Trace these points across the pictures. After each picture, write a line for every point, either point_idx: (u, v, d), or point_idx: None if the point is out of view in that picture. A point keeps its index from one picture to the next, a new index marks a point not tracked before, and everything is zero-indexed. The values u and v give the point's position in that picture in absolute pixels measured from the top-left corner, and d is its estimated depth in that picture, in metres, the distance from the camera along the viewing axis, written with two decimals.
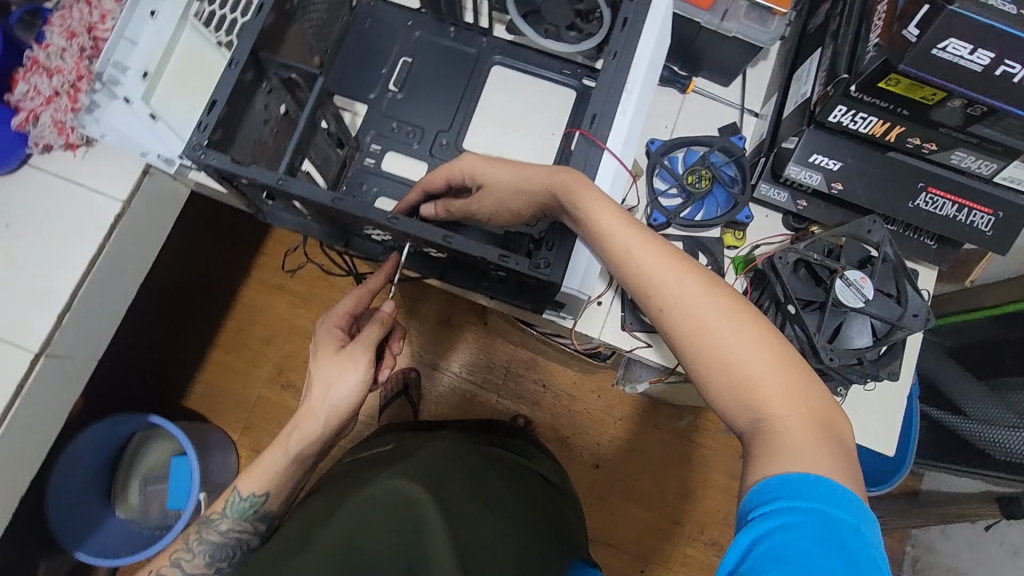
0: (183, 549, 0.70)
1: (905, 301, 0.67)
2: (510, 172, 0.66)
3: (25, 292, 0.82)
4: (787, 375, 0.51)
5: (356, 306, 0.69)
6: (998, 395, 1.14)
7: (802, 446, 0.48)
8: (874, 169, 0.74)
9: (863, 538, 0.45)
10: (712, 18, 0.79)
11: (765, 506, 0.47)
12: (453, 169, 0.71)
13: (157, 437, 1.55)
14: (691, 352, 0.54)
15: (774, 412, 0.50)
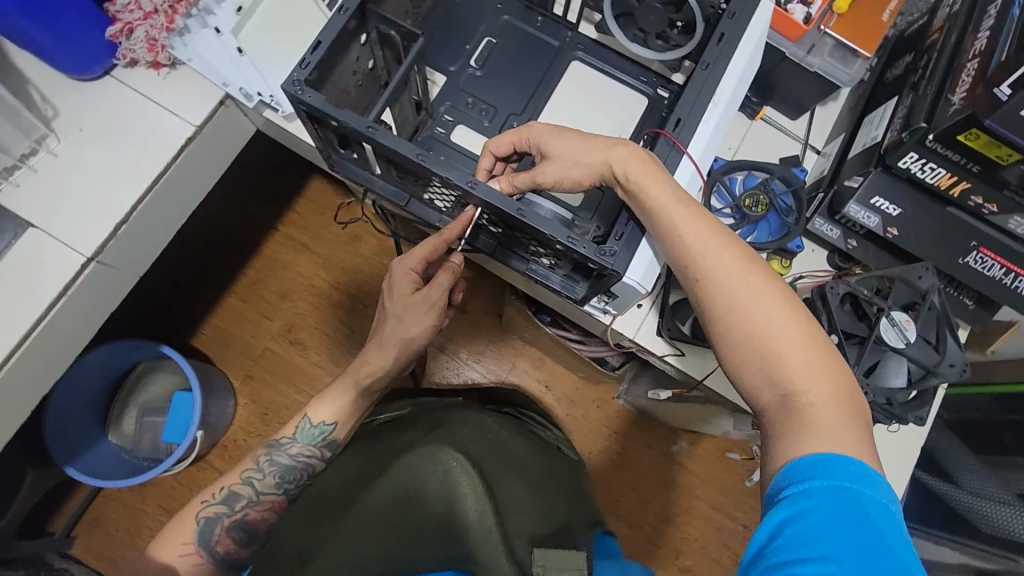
0: (254, 468, 0.83)
1: (944, 350, 0.69)
2: (580, 144, 0.66)
3: (87, 197, 0.84)
4: (814, 358, 0.59)
5: (431, 254, 0.76)
6: (993, 471, 1.15)
7: (825, 423, 0.56)
8: (932, 221, 0.76)
9: (883, 506, 0.52)
10: (798, 51, 0.82)
11: (796, 484, 0.54)
12: (520, 135, 0.69)
13: (161, 371, 1.55)
14: (730, 332, 0.61)
15: (800, 389, 0.58)
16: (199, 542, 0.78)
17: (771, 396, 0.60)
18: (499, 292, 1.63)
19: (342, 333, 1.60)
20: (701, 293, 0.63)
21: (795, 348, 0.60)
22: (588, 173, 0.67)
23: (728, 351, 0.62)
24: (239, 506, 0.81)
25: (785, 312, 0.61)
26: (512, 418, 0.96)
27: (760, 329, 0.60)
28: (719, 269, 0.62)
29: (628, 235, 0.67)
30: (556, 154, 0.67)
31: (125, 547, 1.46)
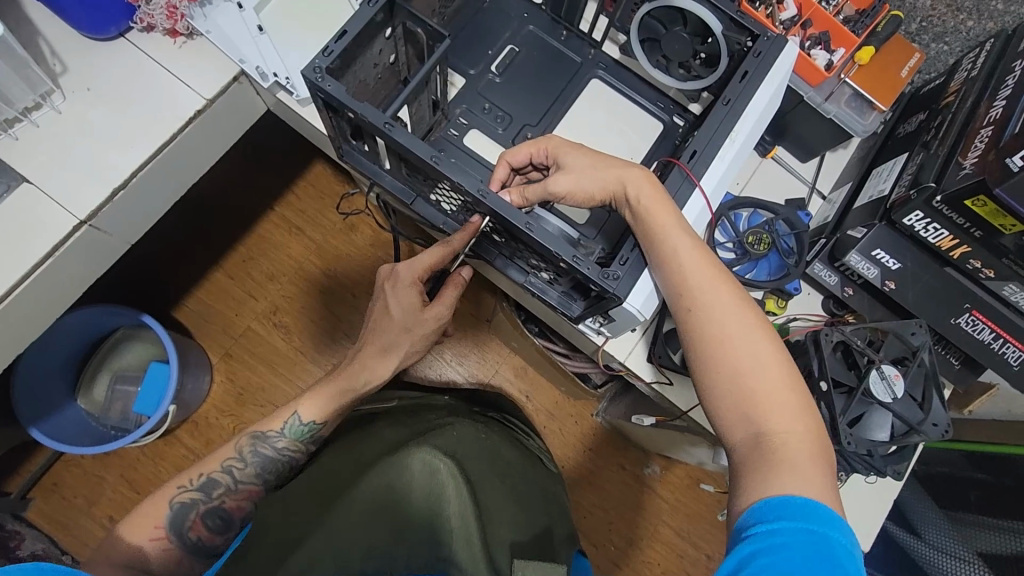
0: (235, 457, 0.81)
1: (929, 408, 0.70)
2: (594, 161, 0.65)
3: (88, 157, 0.82)
4: (791, 399, 0.60)
5: (437, 262, 0.75)
6: (954, 527, 1.17)
7: (795, 465, 0.57)
8: (929, 279, 0.77)
9: (847, 549, 0.52)
10: (817, 96, 0.82)
11: (763, 522, 0.54)
12: (539, 145, 0.67)
13: (138, 340, 1.52)
14: (712, 363, 0.62)
15: (775, 430, 0.59)
16: (171, 527, 0.76)
17: (743, 432, 0.60)
18: (490, 298, 1.62)
19: (328, 320, 1.58)
20: (688, 321, 0.64)
21: (774, 386, 0.61)
22: (601, 187, 0.66)
23: (707, 381, 0.63)
24: (217, 494, 0.80)
25: (767, 350, 0.62)
26: (496, 424, 0.97)
27: (742, 364, 0.61)
28: (710, 302, 0.63)
29: (634, 260, 0.66)
30: (569, 166, 0.66)
31: (80, 514, 1.43)
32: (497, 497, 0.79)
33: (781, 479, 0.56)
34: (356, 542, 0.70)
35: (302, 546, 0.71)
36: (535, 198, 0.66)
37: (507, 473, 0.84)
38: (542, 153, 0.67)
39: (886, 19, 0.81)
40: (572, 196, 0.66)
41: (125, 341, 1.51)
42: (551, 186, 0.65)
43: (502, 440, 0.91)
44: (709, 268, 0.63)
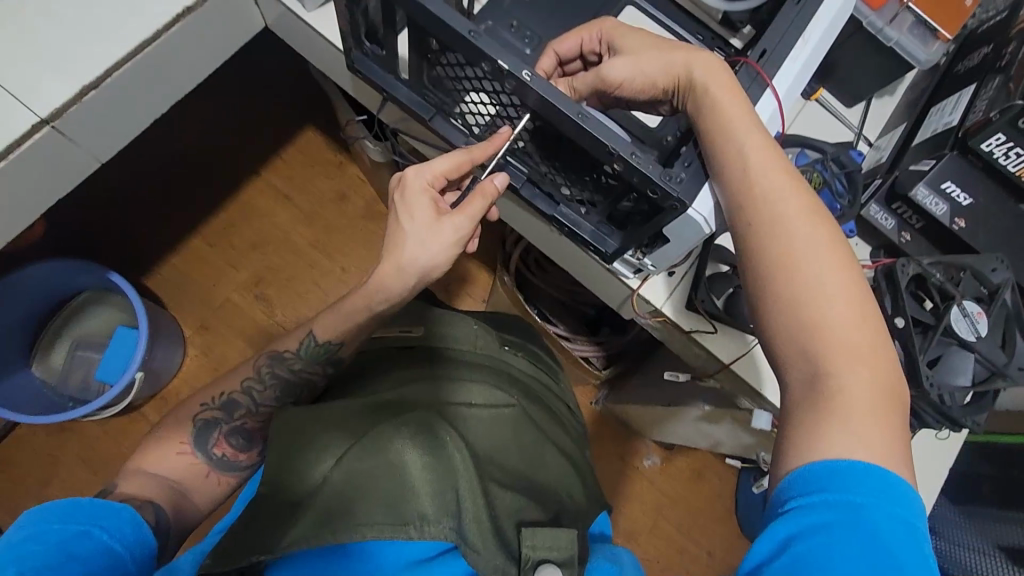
0: (254, 378, 0.76)
1: (1013, 351, 0.63)
2: (662, 50, 0.58)
3: (52, 50, 0.70)
4: (862, 339, 0.50)
5: (452, 171, 0.64)
6: (972, 522, 1.12)
7: (854, 416, 0.48)
8: (1002, 219, 0.70)
9: (903, 527, 0.44)
10: (877, 21, 0.75)
11: (804, 497, 0.46)
12: (589, 30, 0.62)
13: (104, 304, 1.38)
14: (769, 286, 0.53)
15: (834, 372, 0.49)
16: (196, 445, 0.72)
17: (798, 371, 0.51)
18: (488, 275, 1.52)
19: (312, 291, 1.46)
20: (748, 237, 0.55)
21: (843, 322, 0.50)
22: (665, 69, 0.58)
23: (760, 307, 0.54)
24: (239, 414, 0.75)
25: (841, 279, 0.52)
26: (529, 366, 0.87)
27: (806, 290, 0.51)
28: (782, 215, 0.54)
29: (696, 165, 0.59)
30: (627, 51, 0.59)
31: (26, 497, 1.27)
32: (513, 461, 0.70)
33: (830, 437, 0.47)
34: (360, 504, 0.60)
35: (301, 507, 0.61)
36: (589, 86, 0.61)
37: (530, 430, 0.74)
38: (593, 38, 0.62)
39: None
40: (627, 86, 0.59)
41: (88, 305, 1.37)
42: (606, 72, 0.59)
43: (529, 391, 0.81)
44: (783, 177, 0.54)
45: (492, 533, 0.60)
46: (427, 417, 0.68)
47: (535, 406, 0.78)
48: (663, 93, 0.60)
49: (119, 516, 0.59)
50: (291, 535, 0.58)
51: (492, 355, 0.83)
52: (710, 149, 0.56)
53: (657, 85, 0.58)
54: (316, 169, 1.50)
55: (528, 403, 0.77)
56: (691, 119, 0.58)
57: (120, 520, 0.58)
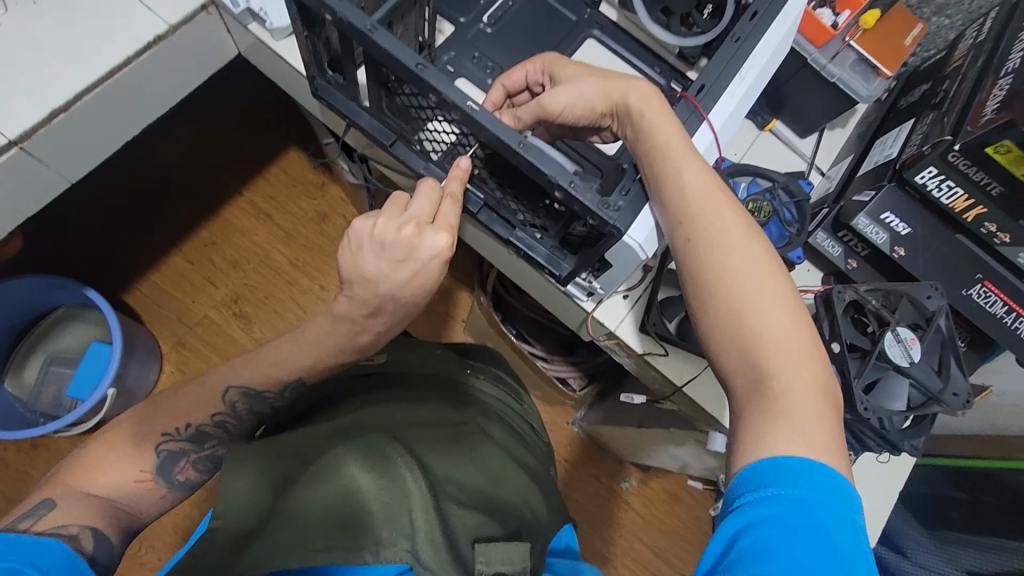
0: (228, 412, 0.72)
1: (947, 378, 0.64)
2: (595, 78, 0.59)
3: (24, 74, 0.73)
4: (799, 347, 0.51)
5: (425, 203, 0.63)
6: (941, 549, 1.12)
7: (796, 419, 0.48)
8: (941, 247, 0.73)
9: (848, 519, 0.44)
10: (820, 57, 0.79)
11: (751, 492, 0.46)
12: (533, 63, 0.62)
13: (81, 320, 1.38)
14: (707, 300, 0.53)
15: (775, 375, 0.50)
16: (159, 472, 0.68)
17: (741, 379, 0.52)
18: (466, 296, 1.54)
19: (290, 309, 1.47)
20: (687, 256, 0.55)
21: (778, 330, 0.51)
22: (602, 95, 0.59)
23: (701, 324, 0.54)
24: (208, 445, 0.73)
25: (775, 291, 0.53)
26: (490, 390, 0.88)
27: (744, 303, 0.52)
28: (717, 230, 0.54)
29: (636, 192, 0.60)
30: (567, 81, 0.60)
31: None
32: (473, 479, 0.69)
33: (777, 436, 0.48)
34: (316, 526, 0.60)
35: (258, 534, 0.61)
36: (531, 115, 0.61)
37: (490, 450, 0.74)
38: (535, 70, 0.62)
39: None
40: (568, 111, 0.60)
41: (65, 321, 1.37)
42: (545, 102, 0.60)
43: (489, 414, 0.82)
44: (716, 195, 0.55)
45: (448, 550, 0.60)
46: (384, 440, 0.69)
47: (496, 428, 0.80)
48: (602, 115, 0.60)
49: (54, 552, 0.57)
50: (246, 558, 0.57)
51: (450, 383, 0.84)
52: (648, 171, 0.57)
53: (597, 108, 0.59)
54: (296, 187, 1.52)
55: (487, 424, 0.79)
56: (629, 142, 0.59)
57: (53, 555, 0.57)
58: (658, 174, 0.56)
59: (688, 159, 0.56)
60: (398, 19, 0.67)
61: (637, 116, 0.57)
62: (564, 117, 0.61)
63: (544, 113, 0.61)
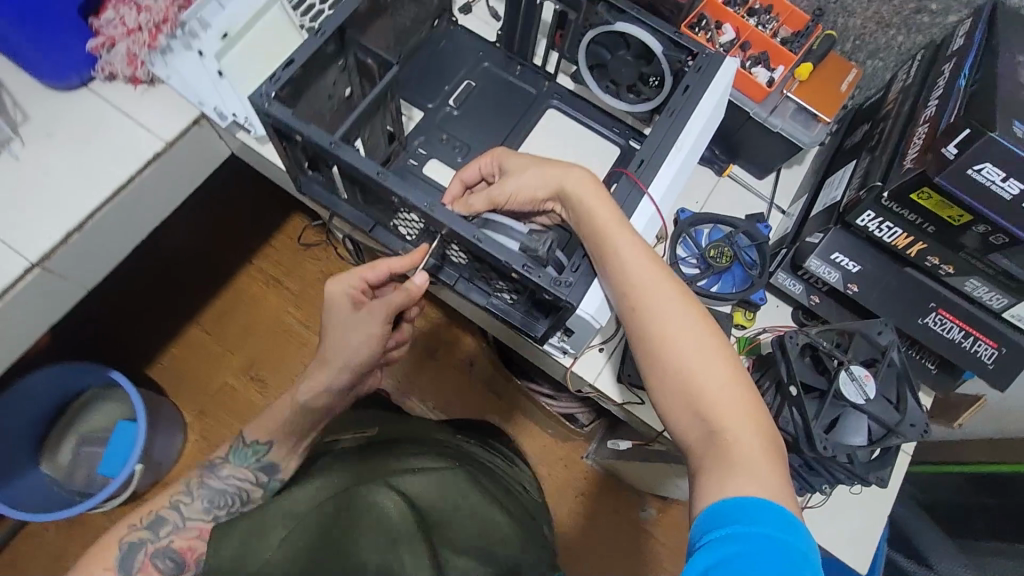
0: (184, 493, 0.76)
1: (905, 410, 0.67)
2: (538, 167, 0.65)
3: (43, 202, 0.82)
4: (744, 393, 0.54)
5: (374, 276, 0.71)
6: (961, 558, 1.12)
7: (749, 461, 0.50)
8: (891, 280, 0.77)
9: (807, 558, 0.46)
10: (762, 111, 0.85)
11: (715, 531, 0.47)
12: (485, 158, 0.68)
13: (109, 398, 1.47)
14: (654, 356, 0.56)
15: (722, 427, 0.52)
16: (121, 570, 0.69)
17: (694, 428, 0.54)
18: (472, 339, 1.57)
19: (304, 370, 1.54)
20: (633, 318, 0.58)
21: (722, 379, 0.54)
22: (542, 182, 0.65)
23: (653, 379, 0.57)
24: (165, 532, 0.73)
25: (715, 344, 0.56)
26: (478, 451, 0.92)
27: (689, 358, 0.55)
28: (655, 294, 0.58)
29: (585, 267, 0.65)
30: (513, 174, 0.66)
31: None
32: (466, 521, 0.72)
33: (736, 478, 0.49)
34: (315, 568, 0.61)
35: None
36: (485, 207, 0.66)
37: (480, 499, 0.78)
38: (490, 165, 0.68)
39: (820, 39, 0.86)
40: (516, 198, 0.67)
41: (94, 401, 1.45)
42: (494, 194, 0.66)
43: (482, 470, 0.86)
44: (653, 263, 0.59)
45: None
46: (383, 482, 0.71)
47: (484, 483, 0.83)
48: (546, 200, 0.67)
49: None
50: None
51: (444, 442, 0.89)
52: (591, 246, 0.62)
53: (539, 195, 0.66)
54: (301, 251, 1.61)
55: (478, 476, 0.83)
56: (575, 221, 0.64)
57: None
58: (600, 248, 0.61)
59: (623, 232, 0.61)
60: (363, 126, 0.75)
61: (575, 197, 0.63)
62: (513, 205, 0.67)
63: (495, 206, 0.67)
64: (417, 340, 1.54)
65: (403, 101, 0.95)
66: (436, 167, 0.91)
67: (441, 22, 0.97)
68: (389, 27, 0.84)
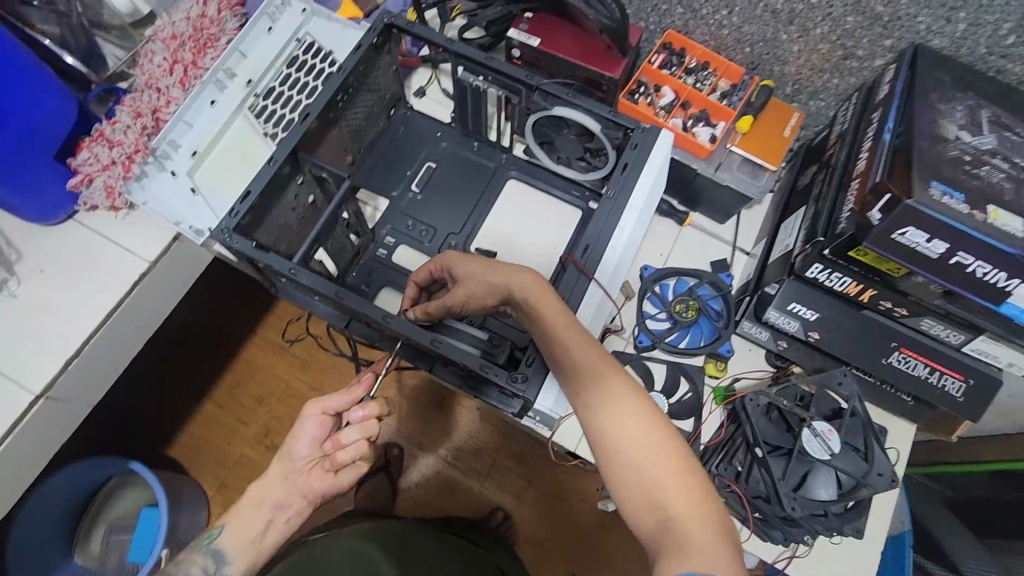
0: None
1: (872, 459, 0.72)
2: (480, 266, 0.69)
3: (42, 335, 0.88)
4: (695, 483, 0.52)
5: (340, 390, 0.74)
6: None
7: (705, 551, 0.48)
8: (851, 324, 0.79)
9: None
10: (707, 167, 0.87)
11: None
12: (433, 265, 0.75)
13: (132, 484, 1.37)
14: (606, 447, 0.54)
15: (673, 515, 0.50)
16: None
17: (651, 520, 0.51)
18: None
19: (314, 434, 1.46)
20: (585, 408, 0.57)
21: (673, 471, 0.52)
22: (490, 291, 0.68)
23: (606, 471, 0.54)
24: None
25: (665, 434, 0.54)
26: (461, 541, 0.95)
27: (641, 450, 0.53)
28: (601, 381, 0.57)
29: (538, 362, 0.70)
30: (460, 279, 0.71)
31: None
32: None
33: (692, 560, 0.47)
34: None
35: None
36: (437, 311, 0.73)
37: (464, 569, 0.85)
38: (438, 269, 0.75)
39: (757, 89, 0.88)
40: (468, 304, 0.71)
41: (117, 490, 1.36)
42: (446, 300, 0.72)
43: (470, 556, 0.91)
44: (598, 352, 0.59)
45: None
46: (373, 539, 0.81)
47: None
48: (497, 304, 0.70)
49: None
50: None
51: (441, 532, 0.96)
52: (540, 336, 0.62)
53: (488, 302, 0.69)
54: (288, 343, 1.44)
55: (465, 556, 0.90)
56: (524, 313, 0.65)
57: None
58: (547, 337, 0.61)
59: (568, 323, 0.62)
60: (324, 241, 0.83)
61: (523, 292, 0.65)
62: (466, 309, 0.72)
63: (448, 311, 0.73)
64: (422, 387, 1.39)
65: (367, 192, 0.98)
66: (406, 255, 0.95)
67: (397, 111, 1.00)
68: (342, 132, 0.89)
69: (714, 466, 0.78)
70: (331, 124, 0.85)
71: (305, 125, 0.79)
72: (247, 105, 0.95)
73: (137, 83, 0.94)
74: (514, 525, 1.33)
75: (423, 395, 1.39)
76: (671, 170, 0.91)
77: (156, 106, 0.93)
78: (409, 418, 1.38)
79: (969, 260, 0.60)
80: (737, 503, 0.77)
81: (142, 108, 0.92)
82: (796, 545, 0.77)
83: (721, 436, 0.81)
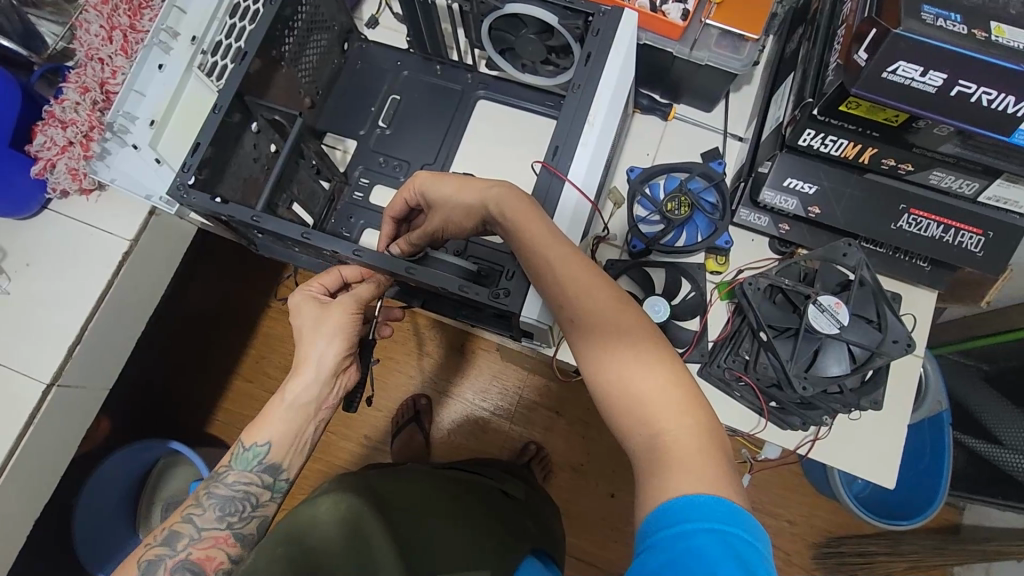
0: (193, 504, 0.64)
1: (886, 327, 0.69)
2: (453, 185, 0.65)
3: (43, 329, 0.88)
4: (686, 395, 0.49)
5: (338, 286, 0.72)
6: None
7: (689, 464, 0.45)
8: (852, 192, 0.75)
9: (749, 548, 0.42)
10: (682, 48, 0.80)
11: (665, 530, 0.43)
12: (404, 192, 0.71)
13: (178, 463, 1.37)
14: (590, 364, 0.51)
15: (660, 433, 0.47)
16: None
17: (636, 435, 0.49)
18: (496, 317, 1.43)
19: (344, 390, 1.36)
20: (572, 330, 0.54)
21: (662, 384, 0.49)
22: (468, 214, 0.65)
23: (592, 389, 0.52)
24: (182, 545, 0.62)
25: (654, 352, 0.50)
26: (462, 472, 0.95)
27: (627, 368, 0.50)
28: (588, 299, 0.53)
29: (520, 277, 0.68)
30: (436, 205, 0.68)
31: None
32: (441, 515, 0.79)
33: (676, 474, 0.45)
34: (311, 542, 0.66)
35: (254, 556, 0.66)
36: (422, 241, 0.71)
37: (458, 498, 0.84)
38: (412, 197, 0.71)
39: None
40: (448, 229, 0.69)
41: (166, 469, 1.36)
42: (426, 228, 0.70)
43: (466, 484, 0.90)
44: (586, 268, 0.55)
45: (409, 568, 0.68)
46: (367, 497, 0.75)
47: (477, 506, 0.84)
48: (477, 226, 0.67)
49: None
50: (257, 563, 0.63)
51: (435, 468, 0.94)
52: (523, 257, 0.58)
53: (467, 223, 0.67)
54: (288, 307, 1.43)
55: (458, 483, 0.89)
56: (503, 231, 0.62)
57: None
58: (531, 260, 0.58)
59: (551, 241, 0.57)
60: (288, 188, 0.81)
61: (501, 209, 0.61)
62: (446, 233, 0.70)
63: (427, 236, 0.71)
64: (440, 333, 1.39)
65: (334, 136, 0.95)
66: (384, 194, 0.91)
67: (351, 45, 0.95)
68: (294, 73, 0.85)
69: (722, 359, 0.76)
70: (279, 63, 0.81)
71: (247, 66, 0.74)
72: (196, 64, 0.88)
73: (79, 59, 0.90)
74: (547, 456, 1.34)
75: (440, 342, 1.39)
76: (645, 58, 0.84)
77: (102, 79, 0.88)
78: (431, 366, 1.39)
79: (972, 88, 0.54)
80: (750, 394, 0.76)
81: (89, 83, 0.88)
82: (818, 428, 0.75)
83: (728, 329, 0.78)
